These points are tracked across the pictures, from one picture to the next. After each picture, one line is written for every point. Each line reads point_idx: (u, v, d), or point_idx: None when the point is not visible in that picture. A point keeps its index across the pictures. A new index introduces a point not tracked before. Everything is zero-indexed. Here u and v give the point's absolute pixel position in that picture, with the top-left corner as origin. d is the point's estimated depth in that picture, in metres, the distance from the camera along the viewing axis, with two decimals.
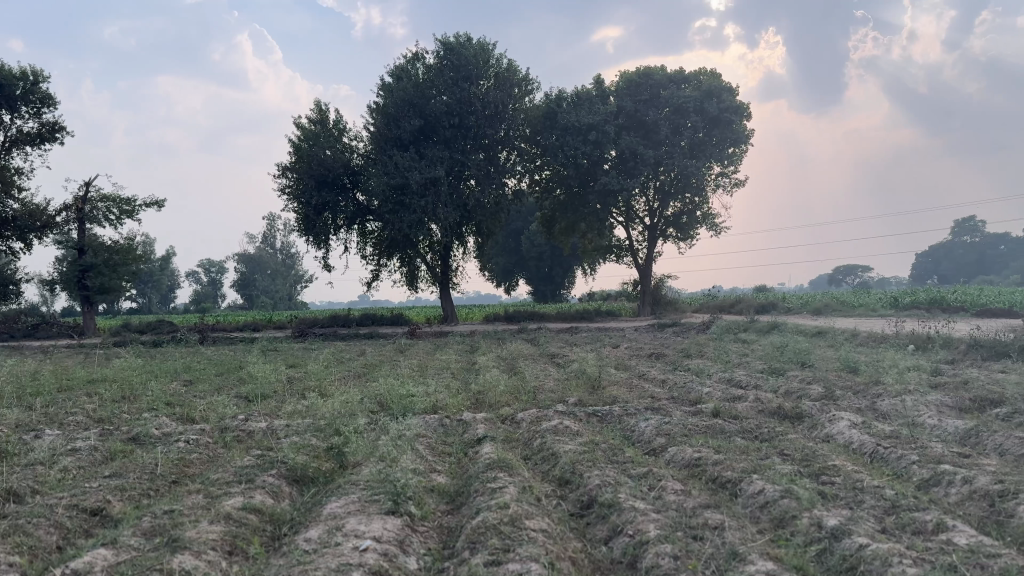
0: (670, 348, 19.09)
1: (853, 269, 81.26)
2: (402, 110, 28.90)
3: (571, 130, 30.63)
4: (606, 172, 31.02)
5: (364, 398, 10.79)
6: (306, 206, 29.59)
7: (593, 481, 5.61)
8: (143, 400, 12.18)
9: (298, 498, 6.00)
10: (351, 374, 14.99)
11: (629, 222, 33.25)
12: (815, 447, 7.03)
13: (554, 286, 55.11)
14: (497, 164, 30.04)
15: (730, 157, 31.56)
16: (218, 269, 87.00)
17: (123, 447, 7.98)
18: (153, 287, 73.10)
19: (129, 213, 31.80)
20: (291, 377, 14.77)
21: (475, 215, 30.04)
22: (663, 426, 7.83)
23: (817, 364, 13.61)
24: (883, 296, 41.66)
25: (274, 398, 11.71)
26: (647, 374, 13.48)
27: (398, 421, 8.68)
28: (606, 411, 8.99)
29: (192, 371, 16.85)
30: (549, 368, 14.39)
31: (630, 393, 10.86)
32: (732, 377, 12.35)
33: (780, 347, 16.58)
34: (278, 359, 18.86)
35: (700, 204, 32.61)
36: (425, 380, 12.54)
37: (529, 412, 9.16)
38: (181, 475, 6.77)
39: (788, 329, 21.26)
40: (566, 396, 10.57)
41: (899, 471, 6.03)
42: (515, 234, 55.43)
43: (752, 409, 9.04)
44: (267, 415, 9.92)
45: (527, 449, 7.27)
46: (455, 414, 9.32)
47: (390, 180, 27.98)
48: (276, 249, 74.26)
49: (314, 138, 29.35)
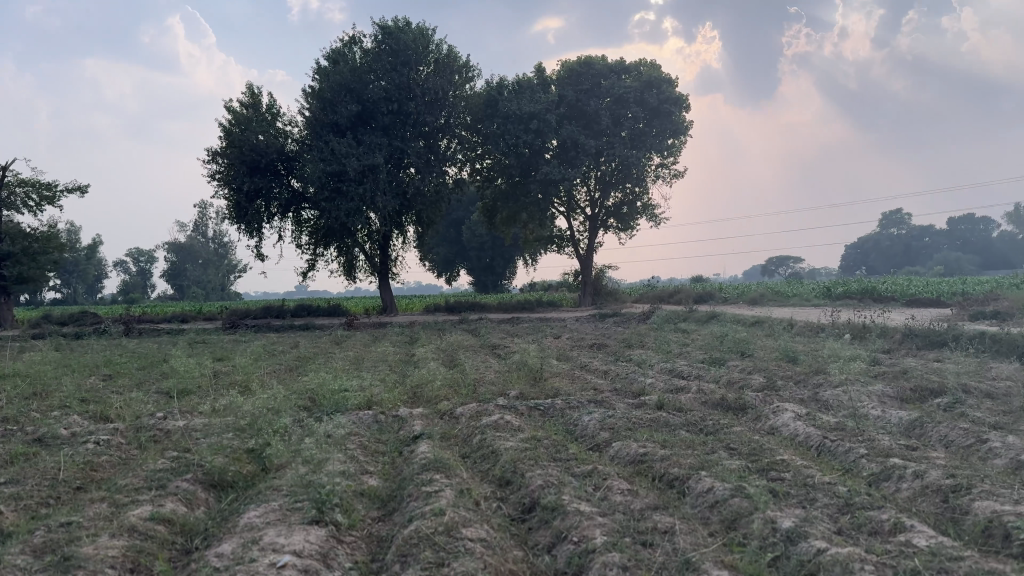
0: (611, 338, 18.98)
1: (785, 260, 83.21)
2: (338, 94, 28.08)
3: (511, 119, 30.25)
4: (547, 162, 30.75)
5: (295, 394, 10.25)
6: (238, 193, 28.53)
7: (535, 482, 5.26)
8: (55, 396, 11.36)
9: (215, 505, 5.48)
10: (283, 368, 14.36)
11: (570, 212, 33.10)
12: (762, 440, 6.86)
13: (495, 276, 54.80)
14: (437, 152, 29.48)
15: (670, 148, 31.67)
16: (147, 259, 84.00)
17: (25, 450, 7.31)
18: (78, 277, 70.04)
19: (49, 199, 30.20)
20: (219, 371, 14.07)
21: (415, 204, 29.45)
22: (607, 419, 7.56)
23: (758, 353, 13.62)
24: (816, 286, 42.64)
25: (198, 394, 11.06)
26: (588, 365, 13.26)
27: (328, 418, 8.22)
28: (548, 405, 8.68)
29: (113, 365, 15.97)
30: (489, 360, 14.04)
31: (572, 384, 10.60)
32: (674, 368, 12.22)
33: (721, 337, 16.60)
34: (208, 352, 18.05)
35: (641, 195, 32.67)
36: (360, 373, 12.04)
37: (468, 406, 8.79)
38: (86, 481, 6.17)
39: (727, 318, 21.39)
40: (506, 389, 10.23)
41: (848, 465, 5.89)
42: (455, 224, 54.89)
43: (696, 400, 8.84)
44: (189, 413, 9.30)
45: (465, 446, 6.90)
46: (391, 409, 8.89)
47: (326, 167, 27.17)
48: (208, 237, 72.03)
49: (246, 122, 28.30)
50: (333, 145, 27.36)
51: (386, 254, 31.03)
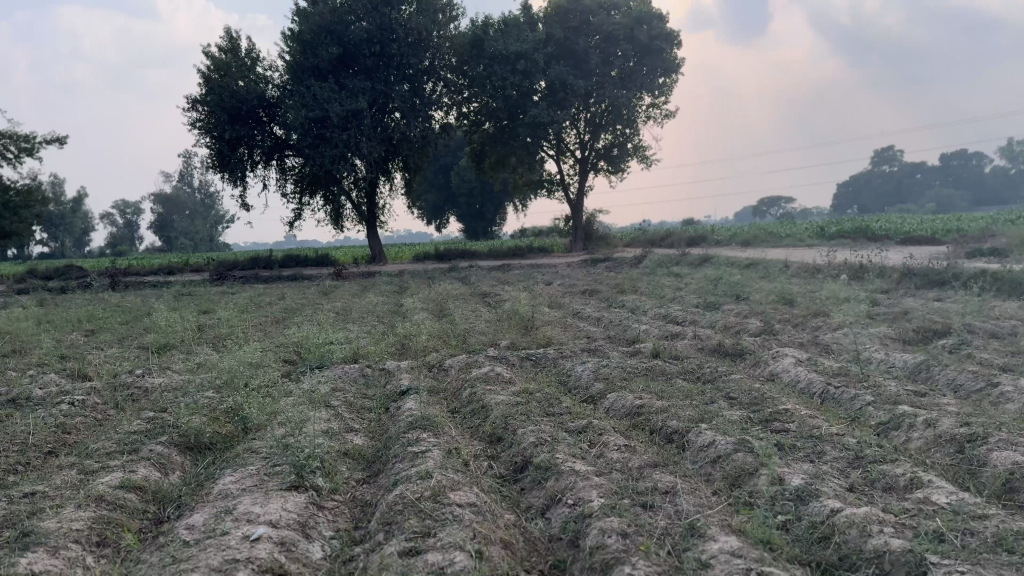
0: (604, 283, 18.70)
1: (776, 201, 82.63)
2: (318, 37, 27.14)
3: (498, 60, 29.43)
4: (535, 104, 30.03)
5: (279, 347, 9.94)
6: (219, 141, 27.80)
7: (527, 440, 4.99)
8: (34, 354, 11.00)
9: (190, 470, 5.19)
10: (269, 320, 14.03)
11: (559, 155, 32.51)
12: (762, 388, 6.62)
13: (485, 222, 54.25)
14: (423, 96, 28.73)
15: (661, 88, 30.96)
16: (133, 210, 82.84)
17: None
18: (65, 230, 68.96)
19: (27, 151, 29.40)
20: (203, 324, 13.74)
21: (401, 150, 28.81)
22: (601, 369, 7.31)
23: (753, 296, 13.37)
24: (808, 227, 42.35)
25: (181, 349, 10.73)
26: (581, 312, 12.98)
27: (312, 374, 7.94)
28: (541, 354, 8.42)
29: (96, 320, 15.62)
30: (480, 308, 13.74)
31: (565, 333, 10.33)
32: (669, 313, 11.97)
33: (715, 280, 16.33)
34: (194, 305, 17.70)
35: (631, 137, 32.06)
36: (347, 324, 11.73)
37: (458, 358, 8.52)
38: (57, 444, 5.85)
39: (721, 261, 21.12)
40: (497, 339, 9.95)
41: (855, 413, 5.70)
42: (444, 170, 54.10)
43: (692, 347, 8.58)
44: (170, 369, 8.99)
45: (455, 401, 6.63)
46: (378, 362, 8.61)
47: (309, 113, 26.44)
48: (194, 187, 70.87)
49: (225, 67, 27.42)
50: (315, 90, 26.57)
51: (373, 202, 30.48)
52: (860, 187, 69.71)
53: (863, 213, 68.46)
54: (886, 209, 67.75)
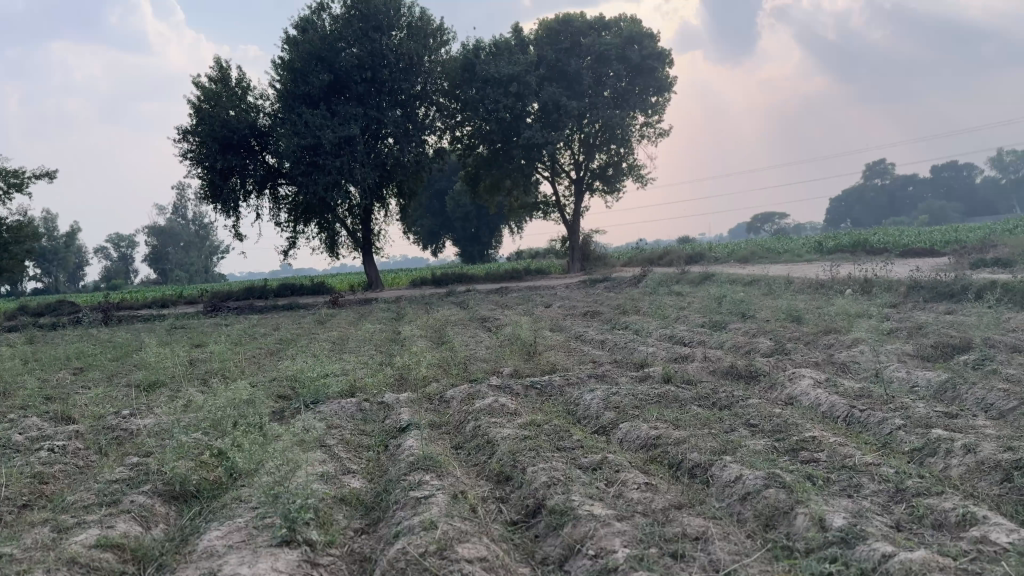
0: (605, 304, 18.34)
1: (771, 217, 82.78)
2: (309, 65, 26.96)
3: (490, 83, 29.30)
4: (528, 126, 29.86)
5: (273, 382, 9.55)
6: (211, 171, 27.52)
7: (539, 479, 4.61)
8: (18, 395, 10.56)
9: (175, 522, 4.80)
10: (263, 353, 13.63)
11: (554, 177, 32.30)
12: (784, 413, 6.24)
13: (481, 246, 54.02)
14: (415, 121, 28.55)
15: (654, 106, 30.86)
16: (128, 243, 82.52)
17: None
18: (59, 265, 68.49)
19: (18, 186, 29.10)
20: (195, 359, 13.33)
21: (395, 175, 28.56)
22: (611, 396, 6.93)
23: (759, 314, 13.04)
24: (805, 241, 42.17)
25: (171, 386, 10.32)
26: (583, 335, 12.63)
27: (307, 411, 7.54)
28: (546, 381, 8.04)
29: (85, 356, 15.20)
30: (479, 334, 13.39)
31: (569, 358, 9.96)
32: (675, 334, 11.60)
33: (719, 298, 15.98)
34: (186, 338, 17.30)
35: (626, 156, 31.89)
36: (343, 355, 11.34)
37: (459, 388, 8.13)
38: (33, 497, 5.44)
39: (722, 278, 20.82)
40: (499, 366, 9.56)
41: (886, 438, 5.33)
42: (438, 195, 53.92)
43: (703, 370, 8.22)
44: (159, 409, 8.57)
45: (459, 436, 6.25)
46: (376, 395, 8.22)
47: (301, 141, 26.21)
48: (189, 219, 70.63)
49: (216, 98, 27.21)
50: (307, 117, 26.35)
51: (368, 228, 30.18)
52: (854, 201, 69.75)
53: (857, 226, 68.42)
54: (879, 221, 67.96)
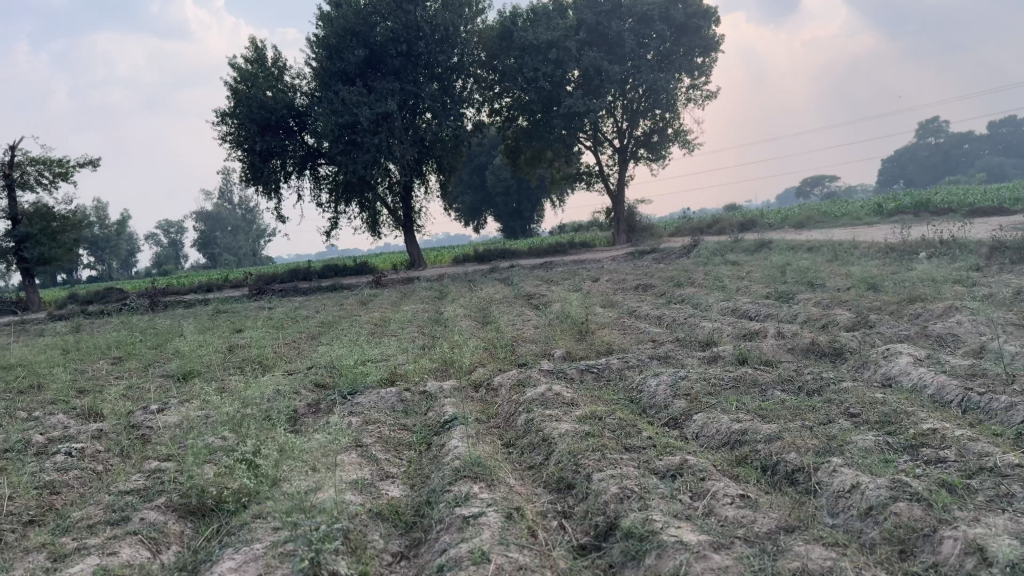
0: (657, 276, 17.46)
1: (820, 180, 80.29)
2: (344, 41, 26.25)
3: (529, 50, 28.30)
4: (570, 94, 28.82)
5: (310, 370, 8.94)
6: (250, 153, 27.11)
7: (610, 491, 3.86)
8: (53, 387, 10.13)
9: (190, 544, 4.15)
10: (304, 337, 13.11)
11: (597, 146, 31.27)
12: (887, 398, 5.39)
13: (523, 220, 53.23)
14: (453, 94, 27.74)
15: (701, 68, 29.50)
16: (177, 229, 83.64)
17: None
18: (111, 252, 69.58)
19: (63, 175, 29.14)
20: (234, 345, 12.86)
21: (434, 150, 27.86)
22: (679, 382, 6.15)
23: (829, 284, 12.06)
24: (861, 204, 40.46)
25: (208, 375, 9.79)
26: (638, 310, 11.81)
27: (344, 404, 6.89)
28: (604, 365, 7.27)
29: (127, 345, 14.84)
30: (526, 312, 12.66)
31: (626, 336, 9.17)
32: (739, 308, 10.71)
33: (781, 267, 14.99)
34: (226, 324, 16.91)
35: (672, 121, 30.65)
36: (384, 339, 10.70)
37: (507, 374, 7.41)
38: (38, 512, 4.81)
39: (779, 245, 19.74)
40: (550, 348, 8.79)
41: (1020, 429, 4.46)
42: (479, 170, 53.09)
43: (780, 348, 7.36)
44: (190, 403, 7.97)
45: (510, 433, 5.52)
46: (418, 384, 7.54)
47: (338, 119, 25.61)
48: (235, 203, 71.20)
49: (252, 78, 26.73)
50: (343, 94, 25.72)
51: (409, 206, 29.59)
52: (907, 160, 67.16)
53: (911, 187, 65.93)
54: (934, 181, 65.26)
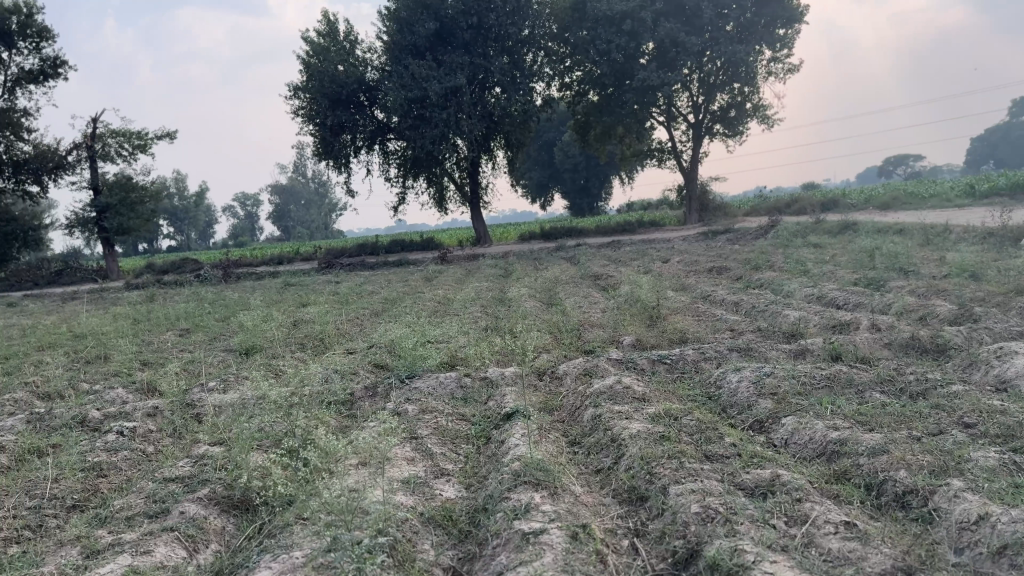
0: (733, 258, 16.71)
1: (904, 160, 76.85)
2: (415, 14, 25.95)
3: (602, 22, 27.49)
4: (643, 68, 27.93)
5: (370, 350, 8.69)
6: (321, 128, 27.16)
7: (690, 509, 3.41)
8: (118, 359, 10.18)
9: (230, 543, 3.87)
10: (367, 313, 12.96)
11: (670, 122, 30.31)
12: (1006, 406, 4.77)
13: (592, 197, 52.46)
14: (523, 67, 27.19)
15: (782, 40, 28.15)
16: (253, 202, 85.65)
17: (51, 439, 5.87)
18: (190, 224, 71.58)
19: (142, 148, 29.85)
20: (298, 319, 12.78)
21: (502, 126, 27.40)
22: (763, 380, 5.62)
23: (923, 272, 11.20)
24: (950, 185, 38.33)
25: (270, 351, 9.66)
26: (713, 295, 11.22)
27: (401, 390, 6.58)
28: (678, 356, 6.76)
29: (196, 316, 14.98)
30: (594, 294, 12.20)
31: (701, 323, 8.64)
32: (826, 296, 10.01)
33: (868, 252, 14.07)
34: (293, 297, 16.95)
35: (750, 96, 29.41)
36: (445, 319, 10.40)
37: (573, 362, 7.00)
38: (83, 497, 4.60)
39: (864, 228, 18.70)
40: (619, 334, 8.32)
41: None
42: (547, 146, 52.37)
43: (875, 343, 6.73)
44: (248, 381, 7.78)
45: (576, 430, 5.10)
46: (478, 369, 7.19)
47: (407, 93, 25.39)
48: (308, 177, 72.36)
49: (324, 52, 26.75)
50: (413, 69, 25.47)
51: (476, 182, 29.28)
52: (998, 140, 63.54)
53: (1002, 168, 62.41)
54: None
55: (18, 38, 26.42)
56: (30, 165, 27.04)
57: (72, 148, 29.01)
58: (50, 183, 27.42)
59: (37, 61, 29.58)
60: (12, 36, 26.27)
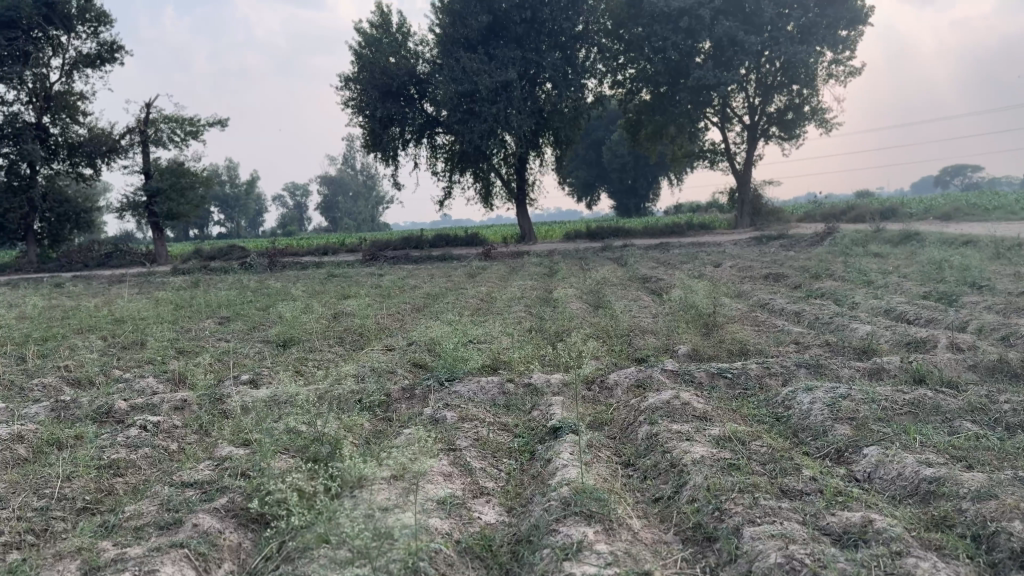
0: (788, 266, 16.00)
1: (962, 170, 74.77)
2: (468, 6, 25.71)
3: (658, 19, 26.84)
4: (699, 66, 27.20)
5: (409, 348, 8.31)
6: (371, 119, 26.97)
7: (770, 559, 2.93)
8: (152, 345, 9.98)
9: (245, 564, 3.50)
10: (408, 308, 12.64)
11: (724, 123, 29.49)
12: None
13: (639, 198, 51.71)
14: (575, 63, 26.69)
15: (846, 41, 27.13)
16: (302, 192, 86.54)
17: (73, 430, 5.59)
18: (240, 211, 72.39)
19: (194, 134, 30.05)
20: (338, 310, 12.52)
21: (552, 122, 26.91)
22: (840, 403, 5.07)
23: (998, 288, 10.45)
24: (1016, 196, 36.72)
25: (307, 343, 9.35)
26: (770, 303, 10.65)
27: (439, 394, 6.17)
28: (740, 370, 6.22)
29: (237, 303, 14.83)
30: (643, 297, 11.72)
31: (760, 334, 8.09)
32: (894, 309, 9.37)
33: (936, 265, 13.30)
34: (334, 288, 16.73)
35: (809, 98, 28.46)
36: (488, 318, 9.98)
37: (625, 370, 6.50)
38: (94, 499, 4.29)
39: (929, 238, 17.85)
40: (672, 343, 7.82)
41: None
42: (596, 145, 51.70)
43: (960, 365, 6.10)
44: (282, 375, 7.44)
45: (629, 450, 4.62)
46: (522, 374, 6.74)
47: (458, 87, 25.08)
48: (357, 169, 72.78)
49: (377, 44, 26.59)
50: (464, 62, 25.15)
51: (523, 178, 28.84)
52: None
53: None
54: None
55: (77, 22, 26.74)
56: (85, 148, 27.38)
57: (126, 132, 29.32)
58: (103, 167, 27.72)
59: (95, 45, 29.97)
60: (72, 21, 26.59)
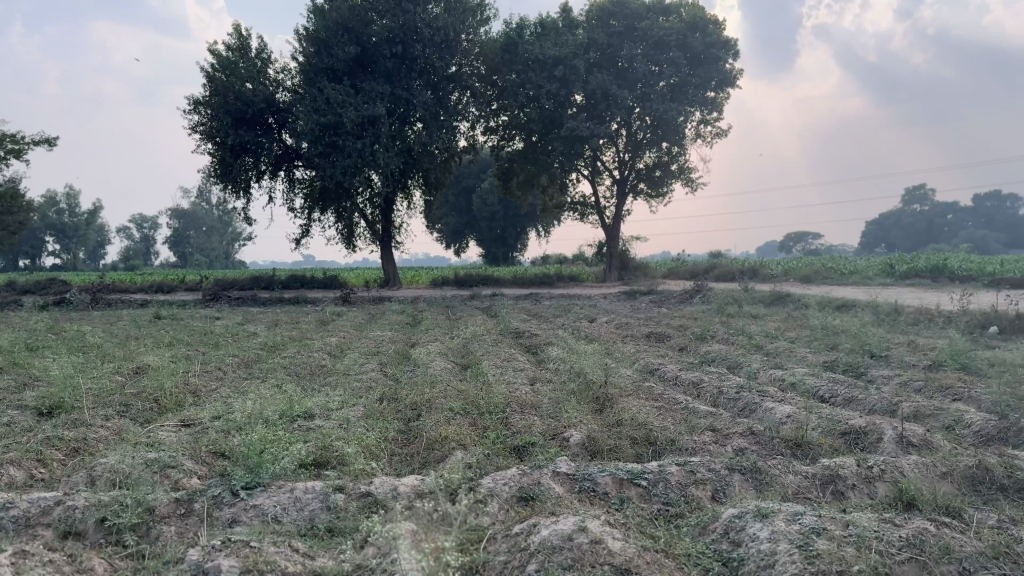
0: (667, 324, 14.90)
1: (803, 236, 79.64)
2: (335, 35, 23.74)
3: (533, 66, 25.96)
4: (572, 117, 26.45)
5: (212, 424, 6.15)
6: (221, 147, 24.26)
7: None
8: None
9: None
10: (237, 364, 10.34)
11: (596, 176, 28.90)
12: None
13: (507, 248, 50.75)
14: (447, 104, 25.27)
15: (714, 102, 27.14)
16: (151, 225, 80.28)
17: None
18: (78, 243, 65.53)
19: (15, 152, 26.15)
20: (145, 361, 10.00)
21: (421, 163, 25.20)
22: (814, 545, 3.49)
23: (900, 359, 9.52)
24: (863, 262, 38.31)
25: (80, 412, 6.95)
26: (662, 371, 9.24)
27: (226, 519, 4.12)
28: (657, 476, 4.58)
29: (23, 351, 11.89)
30: (518, 358, 10.05)
31: (663, 417, 6.54)
32: (802, 384, 8.11)
33: (821, 330, 12.44)
34: (157, 335, 13.98)
35: (678, 156, 28.29)
36: (325, 384, 7.94)
37: (506, 474, 4.66)
38: None
39: (802, 302, 17.35)
40: (560, 426, 6.12)
41: None
42: (466, 193, 50.49)
43: (930, 474, 4.71)
44: (8, 476, 5.09)
45: None
46: (359, 479, 4.76)
47: (319, 118, 22.95)
48: (212, 203, 67.97)
49: (232, 66, 23.95)
50: (327, 92, 23.07)
51: (388, 221, 26.90)
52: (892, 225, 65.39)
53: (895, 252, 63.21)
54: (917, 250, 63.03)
55: None
56: None
57: None
58: None
59: None
60: None
